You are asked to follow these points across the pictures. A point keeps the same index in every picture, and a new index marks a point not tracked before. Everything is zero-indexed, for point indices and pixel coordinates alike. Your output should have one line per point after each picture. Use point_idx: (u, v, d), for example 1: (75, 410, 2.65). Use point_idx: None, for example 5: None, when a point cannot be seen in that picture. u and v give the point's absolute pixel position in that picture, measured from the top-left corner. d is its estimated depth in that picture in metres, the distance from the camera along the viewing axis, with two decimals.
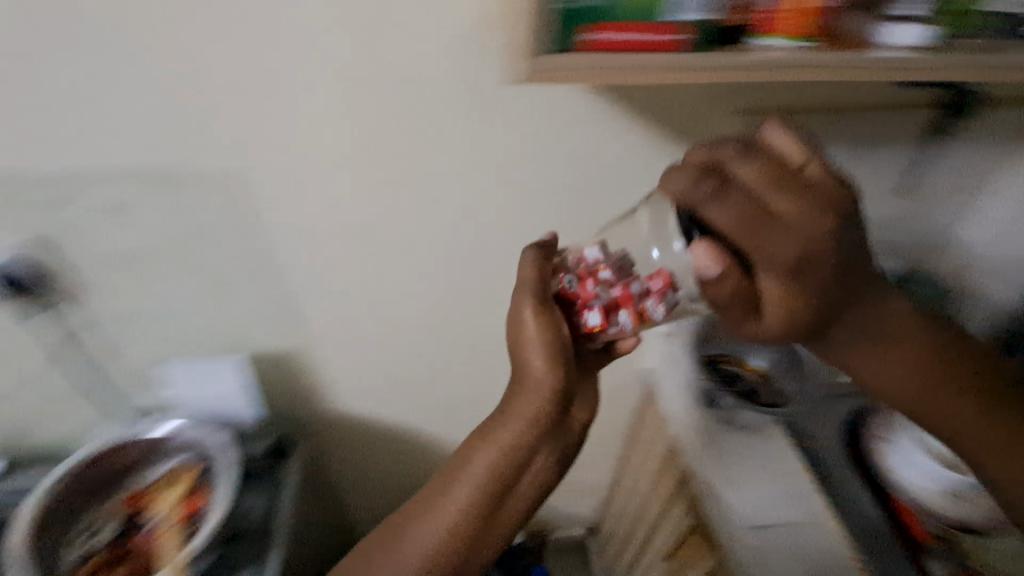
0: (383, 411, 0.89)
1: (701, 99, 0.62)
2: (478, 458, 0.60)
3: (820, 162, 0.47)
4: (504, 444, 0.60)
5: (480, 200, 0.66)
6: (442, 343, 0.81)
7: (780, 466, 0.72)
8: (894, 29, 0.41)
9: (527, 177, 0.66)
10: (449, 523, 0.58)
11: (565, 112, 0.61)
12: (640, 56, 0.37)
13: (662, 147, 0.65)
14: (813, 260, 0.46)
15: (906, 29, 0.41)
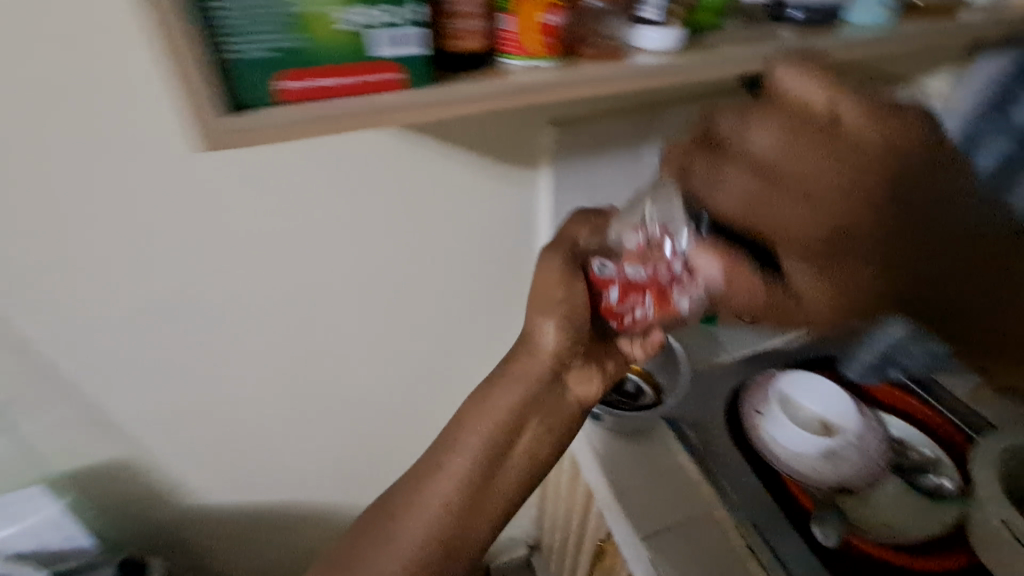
0: (256, 497, 0.81)
1: (491, 129, 0.60)
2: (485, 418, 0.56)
3: (843, 104, 0.39)
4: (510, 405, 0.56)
5: (285, 252, 0.59)
6: (301, 417, 0.75)
7: (656, 455, 0.75)
8: (640, 34, 0.40)
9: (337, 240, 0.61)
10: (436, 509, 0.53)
11: (348, 149, 0.56)
12: (336, 102, 0.31)
13: (456, 187, 0.62)
14: (852, 233, 0.38)
15: (653, 34, 0.40)
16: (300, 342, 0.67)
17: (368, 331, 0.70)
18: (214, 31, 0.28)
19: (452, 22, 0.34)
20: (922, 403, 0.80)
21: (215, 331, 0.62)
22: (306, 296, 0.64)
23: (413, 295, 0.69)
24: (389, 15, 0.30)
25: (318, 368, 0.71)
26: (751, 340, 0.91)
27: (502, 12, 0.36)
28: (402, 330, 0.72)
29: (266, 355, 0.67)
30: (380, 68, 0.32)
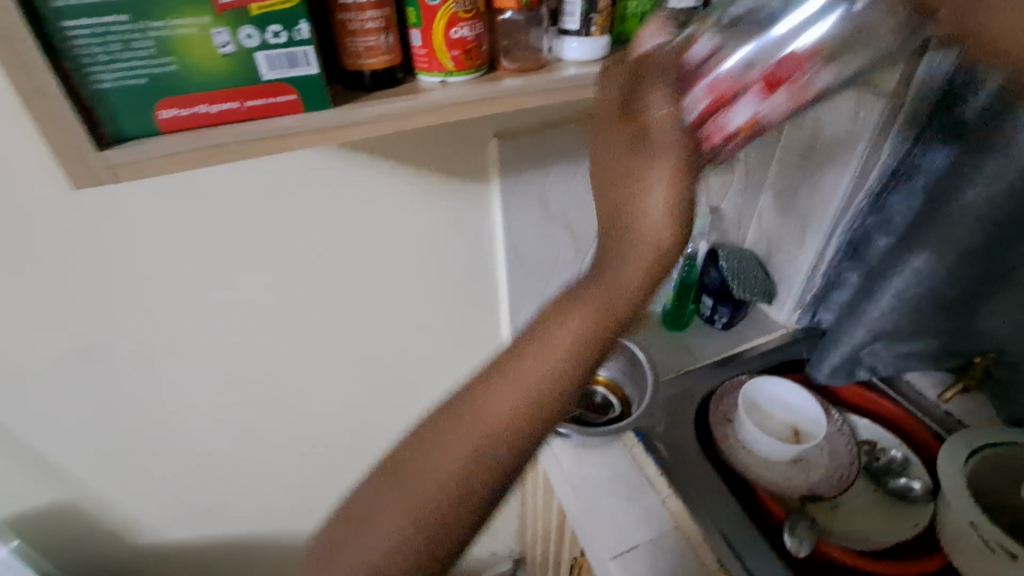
0: (211, 527, 0.78)
1: (430, 143, 0.58)
2: (525, 362, 0.32)
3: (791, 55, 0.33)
4: (568, 338, 0.31)
5: (221, 283, 0.57)
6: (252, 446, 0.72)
7: (624, 462, 0.73)
8: (564, 44, 0.39)
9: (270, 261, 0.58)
10: (426, 506, 0.31)
11: (276, 172, 0.53)
12: (221, 132, 0.29)
13: (396, 203, 0.60)
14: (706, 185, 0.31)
15: (575, 45, 0.38)
16: (246, 372, 0.65)
17: (319, 356, 0.68)
18: (65, 65, 0.25)
19: (351, 39, 0.32)
20: (895, 404, 0.80)
21: (152, 368, 0.60)
22: (249, 326, 0.61)
23: (365, 317, 0.67)
24: (275, 36, 0.28)
25: (268, 397, 0.68)
26: (721, 346, 0.90)
27: (411, 26, 0.34)
28: (356, 353, 0.70)
29: (210, 388, 0.64)
30: (271, 92, 0.29)
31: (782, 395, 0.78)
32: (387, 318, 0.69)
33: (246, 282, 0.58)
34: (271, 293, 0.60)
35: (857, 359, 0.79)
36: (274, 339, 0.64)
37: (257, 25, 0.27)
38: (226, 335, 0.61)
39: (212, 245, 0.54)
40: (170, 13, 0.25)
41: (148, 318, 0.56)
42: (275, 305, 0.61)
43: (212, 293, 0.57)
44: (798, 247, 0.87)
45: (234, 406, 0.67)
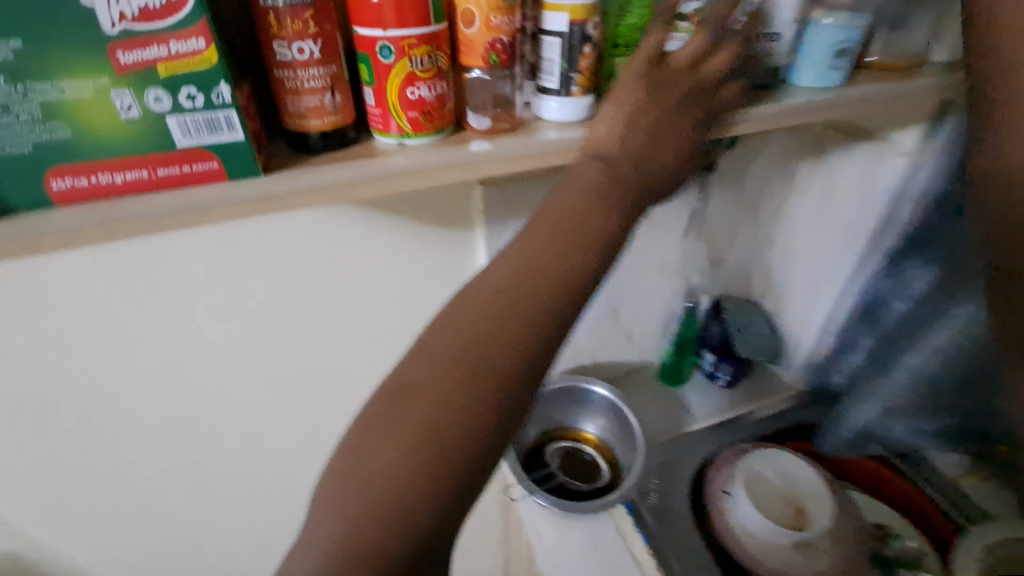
0: None
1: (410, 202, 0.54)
2: (507, 275, 0.31)
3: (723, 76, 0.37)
4: (568, 239, 0.31)
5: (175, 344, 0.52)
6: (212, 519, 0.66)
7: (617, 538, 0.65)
8: (541, 103, 0.35)
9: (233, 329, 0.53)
10: (428, 390, 0.29)
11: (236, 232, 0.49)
12: (128, 205, 0.25)
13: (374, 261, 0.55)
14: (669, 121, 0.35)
15: (554, 105, 0.35)
16: (202, 436, 0.59)
17: (284, 420, 0.62)
18: None
19: (292, 99, 0.29)
20: (903, 479, 0.76)
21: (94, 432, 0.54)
22: (203, 389, 0.56)
23: (335, 379, 0.61)
24: (189, 100, 0.24)
25: (226, 463, 0.62)
26: (725, 404, 0.84)
27: (364, 83, 0.31)
28: (325, 416, 0.64)
29: (160, 453, 0.58)
30: (188, 159, 0.26)
31: (782, 467, 0.72)
32: (360, 380, 0.63)
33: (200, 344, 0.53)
34: (228, 355, 0.55)
35: (869, 433, 0.73)
36: (232, 403, 0.58)
37: (167, 87, 0.24)
38: (177, 399, 0.55)
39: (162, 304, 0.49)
40: (59, 74, 0.22)
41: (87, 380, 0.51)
42: (232, 367, 0.55)
43: (161, 355, 0.52)
44: (805, 304, 0.82)
45: (187, 472, 0.61)
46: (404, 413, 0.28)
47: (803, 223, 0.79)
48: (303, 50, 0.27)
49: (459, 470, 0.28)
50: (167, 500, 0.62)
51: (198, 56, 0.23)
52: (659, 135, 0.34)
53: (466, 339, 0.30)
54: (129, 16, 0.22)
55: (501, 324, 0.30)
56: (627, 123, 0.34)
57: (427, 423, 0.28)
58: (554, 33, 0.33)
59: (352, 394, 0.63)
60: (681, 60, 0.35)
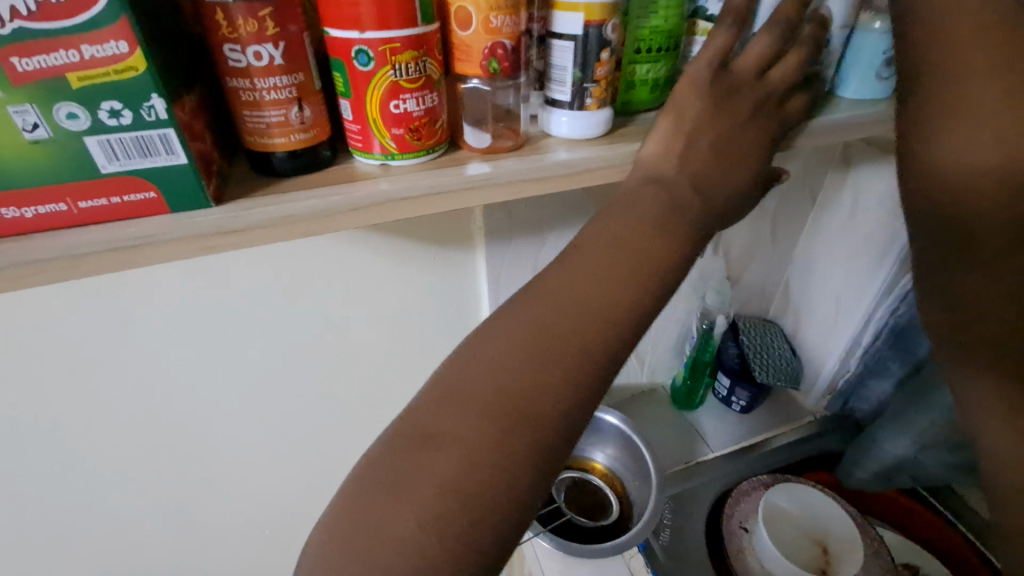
0: None
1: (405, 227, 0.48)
2: (549, 299, 0.25)
3: (771, 70, 0.31)
4: (614, 259, 0.26)
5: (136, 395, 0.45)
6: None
7: None
8: (551, 118, 0.30)
9: (204, 376, 0.46)
10: (466, 439, 0.23)
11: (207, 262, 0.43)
12: (42, 244, 0.21)
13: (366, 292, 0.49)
14: (715, 131, 0.29)
15: (565, 120, 0.30)
16: (174, 491, 0.52)
17: (267, 466, 0.55)
18: None
19: (250, 113, 0.24)
20: (927, 506, 0.70)
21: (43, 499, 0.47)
22: (170, 441, 0.49)
23: (325, 418, 0.55)
24: (113, 116, 0.20)
25: (203, 519, 0.55)
26: (740, 432, 0.77)
27: (339, 94, 0.26)
28: (314, 460, 0.57)
29: (124, 514, 0.51)
30: (116, 188, 0.21)
31: (806, 502, 0.66)
32: (353, 418, 0.56)
33: (166, 392, 0.46)
34: (199, 403, 0.48)
35: (901, 464, 0.67)
36: (208, 453, 0.51)
37: (83, 102, 0.19)
38: (142, 456, 0.48)
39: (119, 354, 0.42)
40: None
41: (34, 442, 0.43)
42: (205, 416, 0.49)
43: (122, 408, 0.45)
44: (827, 325, 0.77)
45: (156, 532, 0.54)
46: (422, 473, 0.22)
47: (825, 239, 0.73)
48: (261, 55, 0.23)
49: (487, 540, 0.22)
50: (138, 562, 0.55)
51: (120, 62, 0.19)
52: (722, 153, 0.30)
53: (500, 378, 0.24)
54: (24, 12, 0.17)
55: (540, 359, 0.24)
56: (687, 142, 0.29)
57: (454, 487, 0.22)
58: (567, 36, 0.28)
59: (344, 431, 0.57)
60: (744, 66, 0.30)
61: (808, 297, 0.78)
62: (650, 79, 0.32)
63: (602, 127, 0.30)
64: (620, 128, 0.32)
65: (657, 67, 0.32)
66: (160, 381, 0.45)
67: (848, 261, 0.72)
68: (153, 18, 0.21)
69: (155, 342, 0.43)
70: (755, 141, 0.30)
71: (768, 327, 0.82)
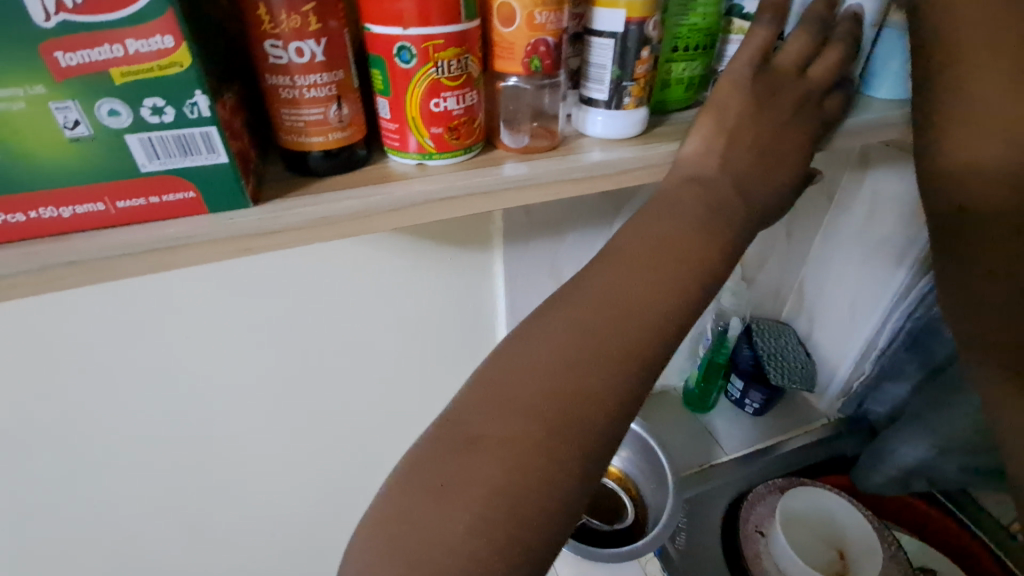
0: None
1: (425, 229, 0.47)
2: (591, 301, 0.25)
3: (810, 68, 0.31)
4: (657, 259, 0.26)
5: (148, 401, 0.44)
6: None
7: None
8: (586, 117, 0.30)
9: (218, 381, 0.45)
10: (514, 442, 0.22)
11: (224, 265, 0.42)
12: (78, 244, 0.20)
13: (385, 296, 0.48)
14: (754, 131, 0.29)
15: (601, 119, 0.29)
16: (189, 494, 0.51)
17: (283, 470, 0.54)
18: None
19: (288, 112, 0.23)
20: (942, 512, 0.69)
21: (61, 501, 0.46)
22: (187, 443, 0.48)
23: (339, 422, 0.54)
24: (155, 113, 0.19)
25: (216, 522, 0.54)
26: (753, 435, 0.76)
27: (377, 93, 0.25)
28: (329, 463, 0.56)
29: (134, 521, 0.50)
30: (154, 188, 0.20)
31: (822, 506, 0.66)
32: (368, 422, 0.55)
33: (186, 392, 0.45)
34: (218, 404, 0.47)
35: (919, 470, 0.66)
36: (224, 456, 0.50)
37: (125, 99, 0.19)
38: (161, 458, 0.48)
39: (140, 352, 0.41)
40: None
41: (51, 444, 0.43)
42: (224, 418, 0.48)
43: (139, 409, 0.44)
44: (842, 327, 0.77)
45: (171, 536, 0.53)
46: (471, 476, 0.21)
47: (840, 240, 0.73)
48: (303, 51, 0.22)
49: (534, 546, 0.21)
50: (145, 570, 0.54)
51: (164, 57, 0.18)
52: (763, 152, 0.29)
53: (547, 381, 0.23)
54: (69, 5, 0.17)
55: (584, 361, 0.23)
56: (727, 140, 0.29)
57: (503, 494, 0.21)
58: (607, 34, 0.27)
59: (358, 435, 0.56)
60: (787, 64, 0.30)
61: (822, 298, 0.78)
62: (685, 78, 0.32)
63: (638, 127, 0.30)
64: (655, 129, 0.31)
65: (693, 67, 0.31)
66: (181, 382, 0.44)
67: (863, 262, 0.71)
68: (196, 13, 0.20)
69: (171, 345, 0.42)
70: (797, 142, 0.30)
71: (781, 328, 0.82)
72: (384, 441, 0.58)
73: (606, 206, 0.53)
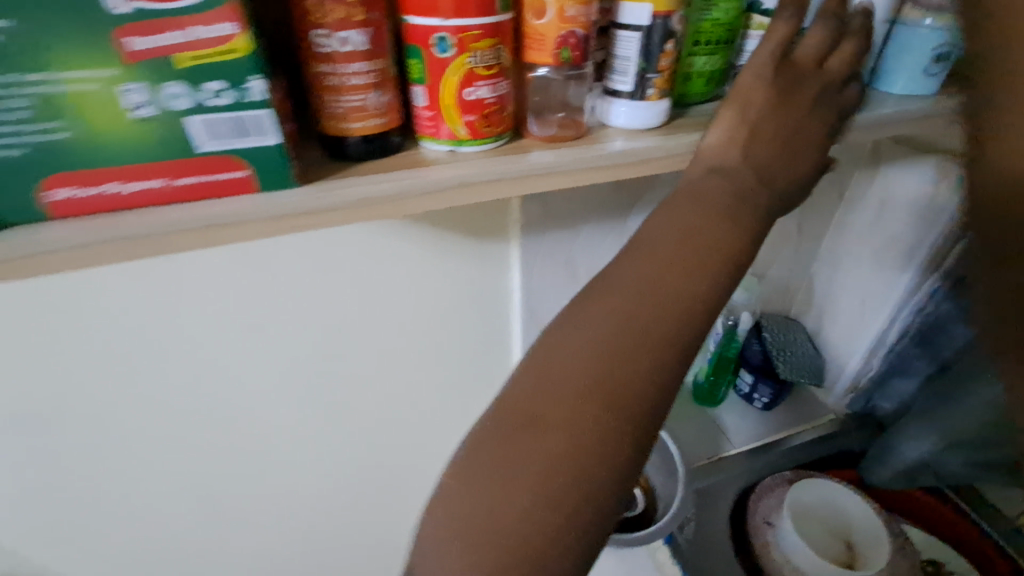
0: None
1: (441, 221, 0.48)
2: (633, 289, 0.26)
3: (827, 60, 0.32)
4: (694, 243, 0.27)
5: (177, 378, 0.46)
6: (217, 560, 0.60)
7: None
8: (609, 108, 0.31)
9: (243, 359, 0.47)
10: (570, 419, 0.23)
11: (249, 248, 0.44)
12: (136, 220, 0.21)
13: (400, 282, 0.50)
14: (774, 122, 0.30)
15: (624, 110, 0.30)
16: (212, 472, 0.53)
17: (301, 450, 0.56)
18: None
19: (331, 98, 0.25)
20: (951, 505, 0.70)
21: (92, 471, 0.48)
22: (211, 420, 0.49)
23: (354, 406, 0.55)
24: (216, 96, 0.20)
25: (238, 501, 0.56)
26: (762, 430, 0.77)
27: (413, 81, 0.26)
28: (345, 445, 0.58)
29: (157, 495, 0.52)
30: (210, 167, 0.22)
31: (831, 497, 0.67)
32: (384, 406, 0.57)
33: (213, 372, 0.47)
34: (241, 384, 0.48)
35: (924, 464, 0.67)
36: (246, 433, 0.52)
37: (188, 80, 0.20)
38: (186, 435, 0.50)
39: (170, 329, 0.43)
40: (57, 62, 0.18)
41: (85, 414, 0.45)
42: (248, 399, 0.50)
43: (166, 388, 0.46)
44: (851, 324, 0.77)
45: (193, 512, 0.55)
46: (525, 457, 0.22)
47: (849, 235, 0.74)
48: (347, 40, 0.23)
49: (598, 519, 0.23)
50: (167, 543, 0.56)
51: (228, 43, 0.20)
52: (784, 144, 0.30)
53: (594, 363, 0.24)
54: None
55: (628, 346, 0.25)
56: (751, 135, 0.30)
57: (564, 468, 0.22)
58: (632, 27, 0.28)
59: (375, 419, 0.57)
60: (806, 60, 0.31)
61: (831, 294, 0.78)
62: (705, 72, 0.33)
63: (659, 120, 0.31)
64: (676, 121, 0.32)
65: (713, 60, 0.32)
66: (206, 360, 0.46)
67: (871, 258, 0.72)
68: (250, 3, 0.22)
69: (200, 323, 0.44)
70: (814, 133, 0.31)
71: (788, 324, 0.83)
72: (401, 427, 0.59)
73: (617, 200, 0.55)
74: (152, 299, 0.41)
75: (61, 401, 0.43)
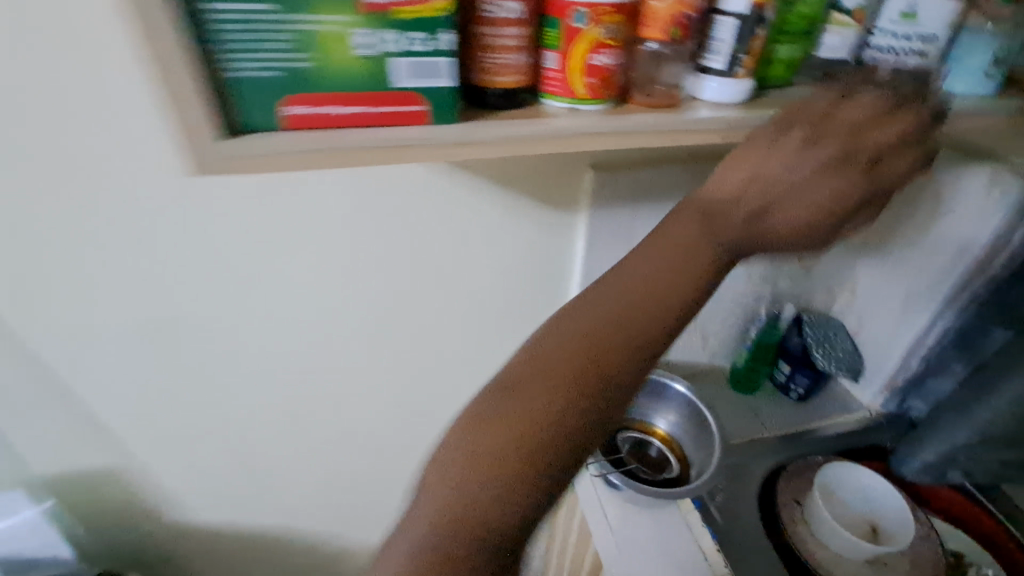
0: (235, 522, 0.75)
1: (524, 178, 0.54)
2: (621, 302, 0.32)
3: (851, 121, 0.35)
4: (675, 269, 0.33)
5: (286, 287, 0.55)
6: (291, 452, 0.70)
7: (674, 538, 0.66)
8: (703, 83, 0.36)
9: (341, 277, 0.55)
10: (549, 392, 0.30)
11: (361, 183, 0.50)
12: (345, 136, 0.27)
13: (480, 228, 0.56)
14: (786, 176, 0.34)
15: (715, 85, 0.35)
16: (300, 373, 0.62)
17: (374, 367, 0.64)
18: (210, 51, 0.25)
19: (487, 55, 0.31)
20: (986, 511, 0.71)
21: (210, 362, 0.58)
22: (308, 333, 0.58)
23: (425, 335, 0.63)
24: (418, 43, 0.27)
25: (316, 403, 0.65)
26: (796, 417, 0.81)
27: (547, 48, 0.32)
28: (411, 370, 0.65)
29: (253, 385, 0.61)
30: (400, 100, 0.28)
31: (860, 484, 0.71)
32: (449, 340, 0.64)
33: (315, 284, 0.55)
34: (337, 304, 0.57)
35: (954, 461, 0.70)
36: (333, 344, 0.60)
37: (399, 29, 0.26)
38: (285, 336, 0.58)
39: (289, 242, 0.52)
40: (314, 7, 0.25)
41: (211, 306, 0.54)
42: (339, 319, 0.58)
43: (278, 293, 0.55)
44: (893, 323, 0.80)
45: (282, 410, 0.65)
46: (518, 414, 0.30)
47: (899, 237, 0.75)
48: (507, 9, 0.29)
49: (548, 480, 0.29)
50: (255, 428, 0.66)
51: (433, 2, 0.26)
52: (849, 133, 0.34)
53: (579, 354, 0.31)
54: None
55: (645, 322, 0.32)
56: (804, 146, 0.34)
57: (536, 430, 0.29)
58: (731, 14, 0.33)
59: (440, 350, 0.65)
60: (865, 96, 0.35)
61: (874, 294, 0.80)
62: (787, 59, 0.38)
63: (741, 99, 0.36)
64: (758, 102, 0.37)
65: (795, 48, 0.37)
66: (313, 278, 0.55)
67: (922, 261, 0.74)
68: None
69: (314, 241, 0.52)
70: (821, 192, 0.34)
71: (827, 321, 0.84)
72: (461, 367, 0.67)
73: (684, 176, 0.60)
74: (281, 219, 0.50)
75: (200, 295, 0.53)
